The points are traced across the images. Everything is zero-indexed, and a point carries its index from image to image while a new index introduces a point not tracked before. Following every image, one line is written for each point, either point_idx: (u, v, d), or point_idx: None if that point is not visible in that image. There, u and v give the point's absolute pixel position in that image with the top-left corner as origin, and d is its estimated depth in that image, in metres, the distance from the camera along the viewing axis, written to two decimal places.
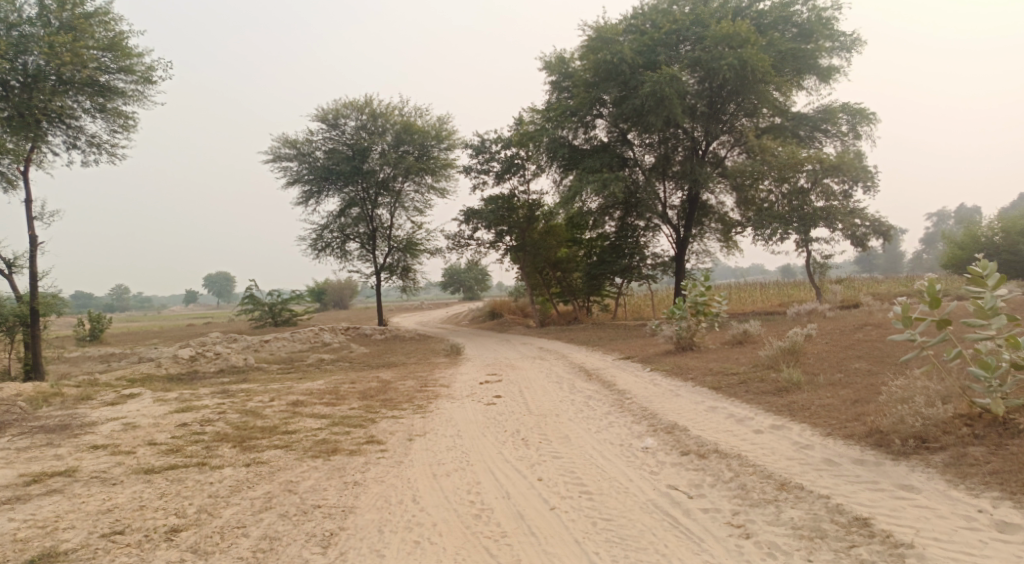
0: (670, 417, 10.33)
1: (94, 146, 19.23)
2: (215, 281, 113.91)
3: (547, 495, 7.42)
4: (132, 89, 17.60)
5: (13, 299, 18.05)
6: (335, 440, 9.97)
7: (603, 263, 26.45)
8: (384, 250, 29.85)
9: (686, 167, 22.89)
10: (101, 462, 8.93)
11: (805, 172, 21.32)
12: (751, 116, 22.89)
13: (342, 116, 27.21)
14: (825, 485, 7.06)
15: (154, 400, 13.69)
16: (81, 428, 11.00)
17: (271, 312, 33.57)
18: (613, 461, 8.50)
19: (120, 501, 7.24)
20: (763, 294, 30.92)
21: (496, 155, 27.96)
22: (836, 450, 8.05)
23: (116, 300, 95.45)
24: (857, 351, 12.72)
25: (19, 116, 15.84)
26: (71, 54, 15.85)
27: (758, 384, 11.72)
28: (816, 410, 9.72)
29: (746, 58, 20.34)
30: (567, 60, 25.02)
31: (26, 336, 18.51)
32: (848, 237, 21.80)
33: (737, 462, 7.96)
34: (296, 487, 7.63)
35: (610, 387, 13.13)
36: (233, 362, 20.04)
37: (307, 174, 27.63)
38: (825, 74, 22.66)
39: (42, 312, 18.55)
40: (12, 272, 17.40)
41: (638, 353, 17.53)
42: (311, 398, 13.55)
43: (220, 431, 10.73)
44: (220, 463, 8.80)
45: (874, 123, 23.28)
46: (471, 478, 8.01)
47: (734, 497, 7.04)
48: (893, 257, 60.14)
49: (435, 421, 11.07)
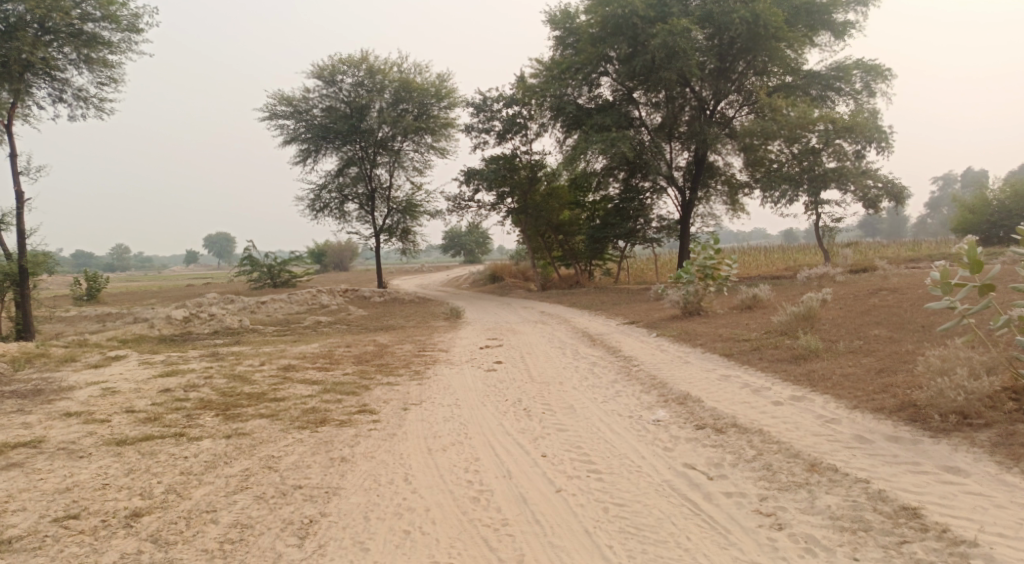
0: (681, 387, 9.66)
1: (81, 100, 18.35)
2: (217, 242, 113.44)
3: (552, 474, 6.77)
4: (118, 39, 16.63)
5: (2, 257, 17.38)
6: (325, 410, 9.29)
7: (607, 226, 25.63)
8: (383, 211, 29.01)
9: (694, 128, 21.97)
10: (71, 432, 8.27)
11: (817, 132, 20.36)
12: (761, 75, 21.80)
13: (339, 73, 26.16)
14: (861, 466, 6.40)
15: (139, 363, 13.01)
16: (56, 394, 10.33)
17: (270, 273, 32.84)
18: (623, 435, 7.84)
19: (81, 479, 6.60)
20: (768, 258, 30.19)
21: (498, 114, 26.99)
22: (866, 425, 7.39)
23: (116, 260, 94.74)
24: (875, 317, 12.05)
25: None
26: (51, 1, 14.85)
27: (772, 351, 11.06)
28: (838, 380, 9.05)
29: (759, 12, 19.38)
30: (574, 14, 23.88)
31: (14, 297, 17.79)
32: (859, 200, 21.00)
33: (760, 438, 7.28)
34: (277, 463, 6.98)
35: (616, 354, 12.47)
36: (227, 325, 19.36)
37: (304, 132, 26.65)
38: (839, 30, 21.58)
39: (31, 271, 17.79)
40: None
41: (642, 318, 16.85)
42: (303, 362, 12.87)
43: (203, 398, 10.07)
44: (199, 434, 8.14)
45: (889, 80, 22.26)
46: (469, 454, 7.35)
47: (759, 480, 6.38)
48: (898, 224, 59.39)
49: (432, 389, 10.42)
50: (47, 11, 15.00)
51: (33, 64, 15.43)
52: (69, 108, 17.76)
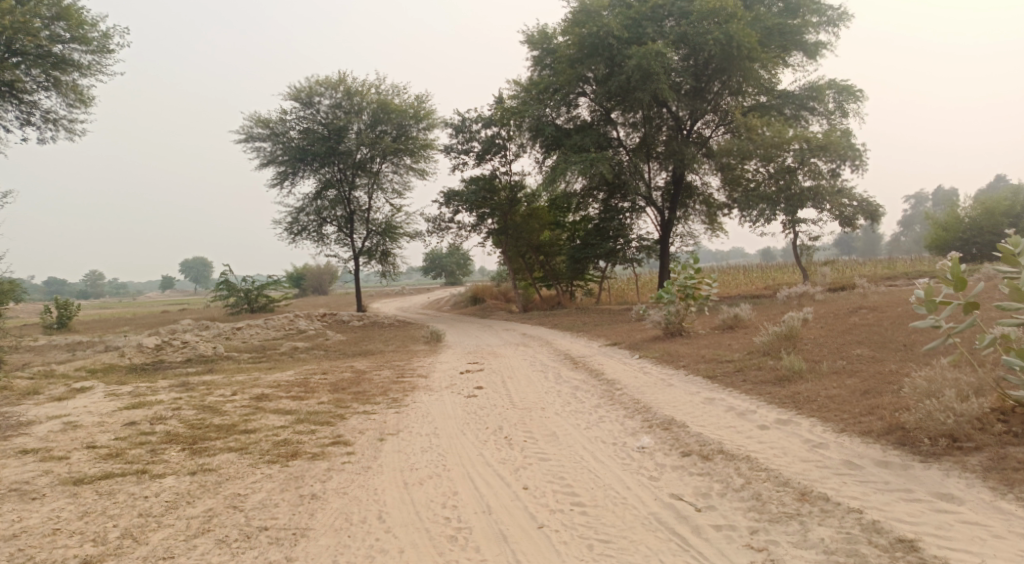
0: (665, 411, 9.42)
1: (50, 123, 17.97)
2: (194, 266, 112.30)
3: (534, 508, 6.49)
4: (88, 60, 16.33)
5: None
6: (298, 441, 8.93)
7: (587, 247, 25.45)
8: (362, 234, 28.70)
9: (671, 147, 21.97)
10: (26, 471, 7.86)
11: (792, 151, 20.36)
12: (736, 94, 21.84)
13: (316, 95, 25.95)
14: (852, 494, 6.19)
15: (106, 394, 12.55)
16: (15, 429, 9.88)
17: (248, 298, 32.32)
18: (607, 463, 7.56)
19: (30, 524, 6.34)
20: (747, 277, 30.21)
21: (476, 135, 26.88)
22: (855, 450, 7.18)
23: (90, 286, 93.26)
24: (857, 336, 11.91)
25: None
26: (21, 23, 14.53)
27: (756, 372, 10.86)
28: (824, 402, 8.85)
29: (732, 33, 19.45)
30: (551, 36, 23.90)
31: None
32: (836, 218, 21.05)
33: (748, 465, 7.04)
34: (243, 502, 6.66)
35: (598, 377, 12.21)
36: (202, 352, 18.88)
37: (281, 155, 26.36)
38: (812, 50, 21.71)
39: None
40: None
41: (624, 340, 16.62)
42: (277, 391, 12.47)
43: (170, 431, 9.67)
44: (162, 471, 7.76)
45: (861, 100, 22.42)
46: (447, 488, 7.04)
47: (748, 511, 6.16)
48: (873, 241, 59.90)
49: (410, 417, 10.09)
50: (15, 33, 14.67)
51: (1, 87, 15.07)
52: (38, 131, 17.39)
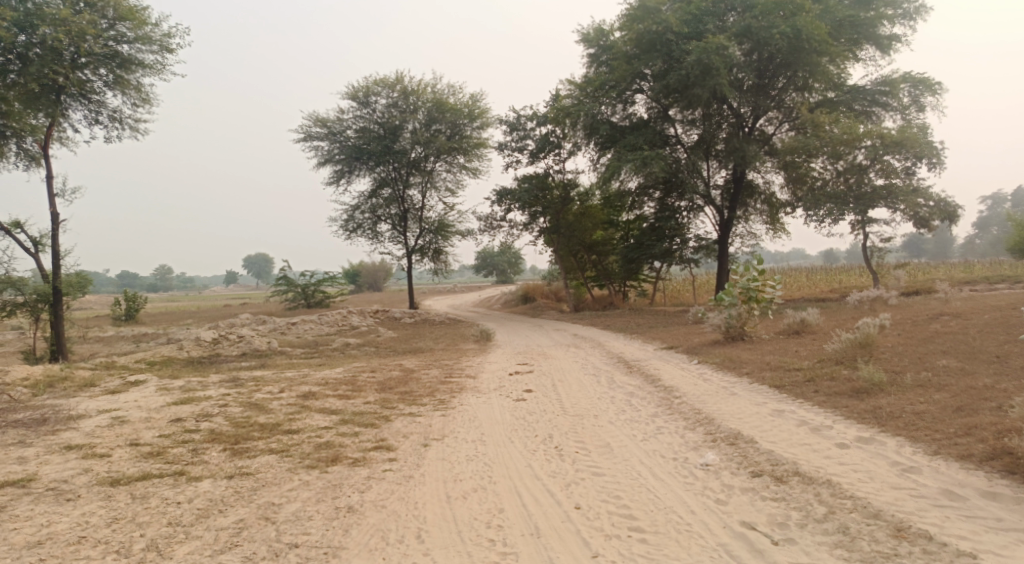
0: (730, 424, 8.68)
1: (116, 121, 18.07)
2: (255, 261, 114.69)
3: (587, 533, 5.94)
4: (152, 60, 16.22)
5: (36, 277, 16.74)
6: (339, 445, 8.48)
7: (642, 246, 24.58)
8: (415, 232, 28.39)
9: (732, 145, 20.93)
10: (66, 468, 7.61)
11: (864, 148, 19.22)
12: (802, 90, 20.76)
13: (372, 93, 25.71)
14: (958, 534, 5.53)
15: (156, 389, 12.33)
16: (63, 423, 9.68)
17: (304, 294, 32.36)
18: (668, 482, 6.90)
19: (58, 529, 6.05)
20: (811, 279, 28.92)
21: (531, 132, 26.28)
22: (954, 475, 6.41)
23: (158, 280, 95.89)
24: (940, 345, 10.93)
25: (34, 92, 14.53)
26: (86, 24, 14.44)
27: (829, 383, 10.00)
28: (911, 419, 7.99)
29: (801, 26, 18.45)
30: (608, 31, 23.12)
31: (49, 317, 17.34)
32: (910, 218, 19.79)
33: (830, 490, 6.30)
34: (276, 513, 6.29)
35: (655, 383, 11.48)
36: (256, 346, 18.73)
37: (337, 153, 26.23)
38: (884, 44, 20.42)
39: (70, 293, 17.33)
40: (34, 250, 16.34)
41: (681, 344, 15.82)
42: (324, 389, 12.08)
43: (214, 429, 9.34)
44: (200, 473, 7.39)
45: (938, 93, 21.04)
46: (492, 503, 6.51)
47: (835, 548, 5.52)
48: (944, 242, 57.20)
49: (456, 421, 9.56)
50: (81, 36, 14.56)
51: (68, 87, 15.05)
52: (105, 129, 17.47)
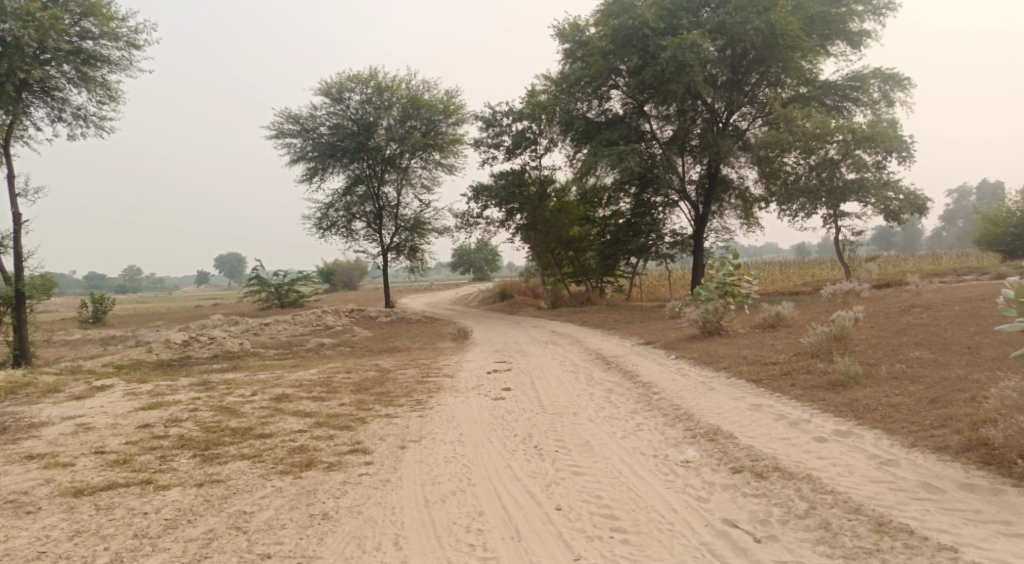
0: (710, 419, 8.62)
1: (80, 119, 17.64)
2: (228, 262, 113.26)
3: (569, 536, 5.83)
4: (118, 57, 15.84)
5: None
6: (313, 448, 8.29)
7: (618, 242, 24.58)
8: (391, 230, 28.16)
9: (706, 141, 20.95)
10: (27, 478, 7.36)
11: (835, 143, 19.29)
12: (774, 85, 20.87)
13: (346, 90, 25.38)
14: (939, 527, 5.51)
15: (125, 393, 12.02)
16: (25, 431, 9.38)
17: (278, 293, 31.95)
18: (649, 480, 6.81)
19: (17, 545, 5.83)
20: (785, 273, 29.13)
21: (507, 129, 26.14)
22: (932, 467, 6.40)
23: (129, 280, 94.38)
24: (914, 337, 10.97)
25: None
26: (49, 20, 14.06)
27: (806, 376, 9.99)
28: (887, 411, 7.99)
29: (774, 22, 18.47)
30: (583, 28, 23.03)
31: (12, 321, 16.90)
32: (880, 212, 19.98)
33: (811, 486, 6.26)
34: (247, 522, 6.11)
35: (633, 379, 11.40)
36: (228, 348, 18.40)
37: (311, 151, 25.88)
38: (854, 40, 20.60)
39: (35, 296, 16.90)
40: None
41: (658, 339, 15.80)
42: (298, 391, 11.85)
43: (184, 435, 9.10)
44: (168, 481, 7.17)
45: (908, 88, 21.23)
46: (471, 507, 6.37)
47: (817, 544, 5.48)
48: (913, 235, 58.01)
49: (433, 422, 9.41)
50: (44, 32, 14.17)
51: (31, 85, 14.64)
52: (69, 128, 17.04)
